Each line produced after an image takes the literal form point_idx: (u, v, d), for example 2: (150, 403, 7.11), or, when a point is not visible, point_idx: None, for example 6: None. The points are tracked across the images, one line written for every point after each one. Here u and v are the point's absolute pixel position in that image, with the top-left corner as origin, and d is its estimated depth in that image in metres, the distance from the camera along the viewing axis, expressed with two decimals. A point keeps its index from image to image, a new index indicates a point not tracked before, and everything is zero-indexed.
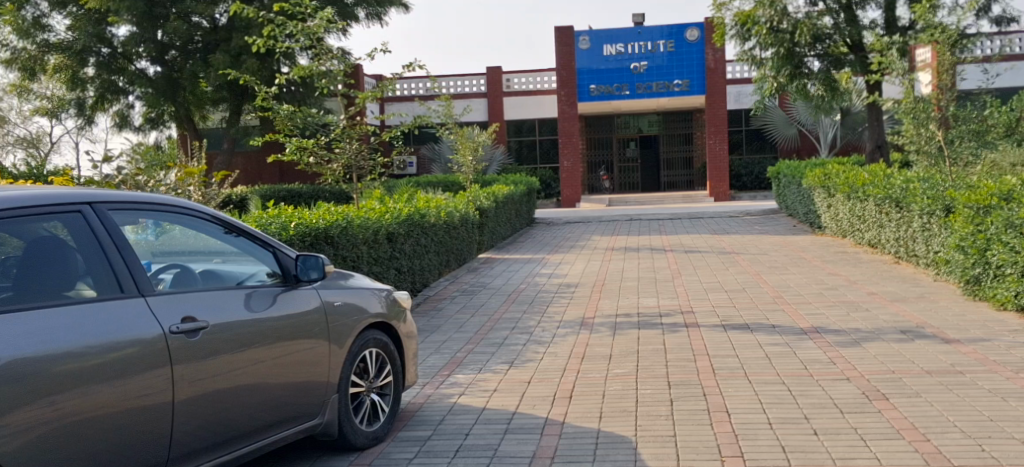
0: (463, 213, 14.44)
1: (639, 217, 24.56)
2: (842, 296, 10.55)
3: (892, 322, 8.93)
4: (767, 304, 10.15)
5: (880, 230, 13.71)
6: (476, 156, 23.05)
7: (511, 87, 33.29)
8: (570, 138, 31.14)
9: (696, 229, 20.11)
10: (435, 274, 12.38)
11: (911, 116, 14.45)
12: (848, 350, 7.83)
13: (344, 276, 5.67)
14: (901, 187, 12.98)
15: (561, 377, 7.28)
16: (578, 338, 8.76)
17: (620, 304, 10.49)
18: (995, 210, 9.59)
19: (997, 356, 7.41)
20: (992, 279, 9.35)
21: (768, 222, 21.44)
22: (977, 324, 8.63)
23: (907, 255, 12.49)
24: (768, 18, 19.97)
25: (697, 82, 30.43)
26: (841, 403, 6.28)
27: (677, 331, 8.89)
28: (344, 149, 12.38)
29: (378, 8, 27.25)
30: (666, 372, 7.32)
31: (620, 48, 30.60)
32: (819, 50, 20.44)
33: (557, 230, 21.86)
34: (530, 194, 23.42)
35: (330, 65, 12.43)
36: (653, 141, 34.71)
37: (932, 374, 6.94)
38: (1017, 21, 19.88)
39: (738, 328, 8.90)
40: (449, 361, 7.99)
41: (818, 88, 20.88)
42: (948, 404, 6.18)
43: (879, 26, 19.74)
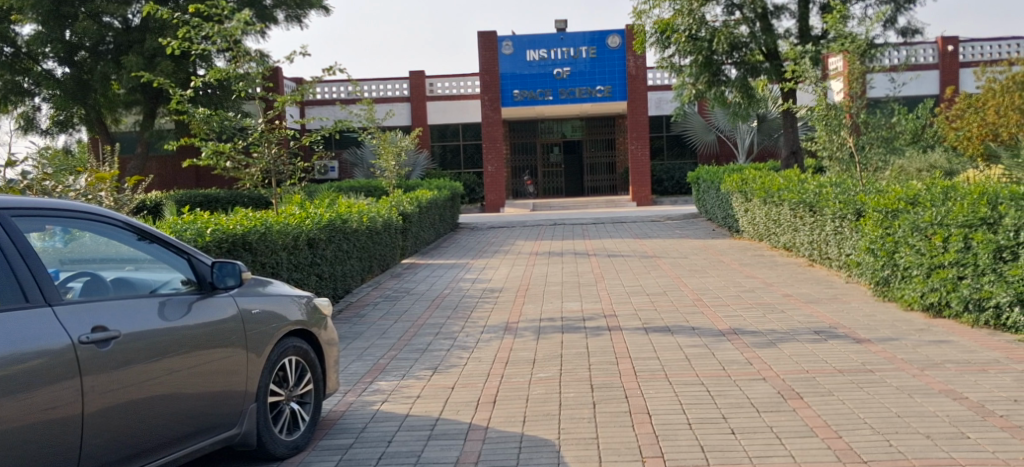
0: (386, 218, 14.32)
1: (562, 221, 24.74)
2: (759, 298, 10.79)
3: (806, 323, 9.19)
4: (687, 307, 10.32)
5: (795, 233, 14.09)
6: (399, 161, 22.88)
7: (433, 91, 33.21)
8: (493, 142, 31.22)
9: (619, 234, 20.35)
10: (357, 280, 12.26)
11: (824, 123, 14.78)
12: (763, 350, 8.02)
13: (263, 283, 5.56)
14: (814, 192, 13.36)
15: (484, 382, 7.29)
16: (502, 343, 8.78)
17: (545, 309, 10.55)
18: (901, 213, 9.95)
19: (904, 354, 7.69)
20: (900, 280, 9.71)
21: (689, 226, 21.85)
22: (886, 324, 8.94)
23: (821, 258, 12.87)
24: (687, 26, 20.32)
25: (619, 88, 30.77)
26: (757, 403, 6.42)
27: (599, 335, 8.98)
28: (263, 153, 12.19)
29: (298, 10, 26.84)
30: (589, 375, 7.39)
31: (543, 53, 30.78)
32: (736, 58, 20.93)
33: (481, 234, 21.86)
34: (454, 199, 23.37)
35: (247, 68, 12.17)
36: (577, 146, 35.02)
37: (844, 373, 7.14)
38: (921, 32, 20.64)
39: (660, 331, 9.03)
40: (372, 368, 7.92)
41: (735, 95, 21.54)
42: (859, 401, 6.37)
43: (793, 36, 20.23)
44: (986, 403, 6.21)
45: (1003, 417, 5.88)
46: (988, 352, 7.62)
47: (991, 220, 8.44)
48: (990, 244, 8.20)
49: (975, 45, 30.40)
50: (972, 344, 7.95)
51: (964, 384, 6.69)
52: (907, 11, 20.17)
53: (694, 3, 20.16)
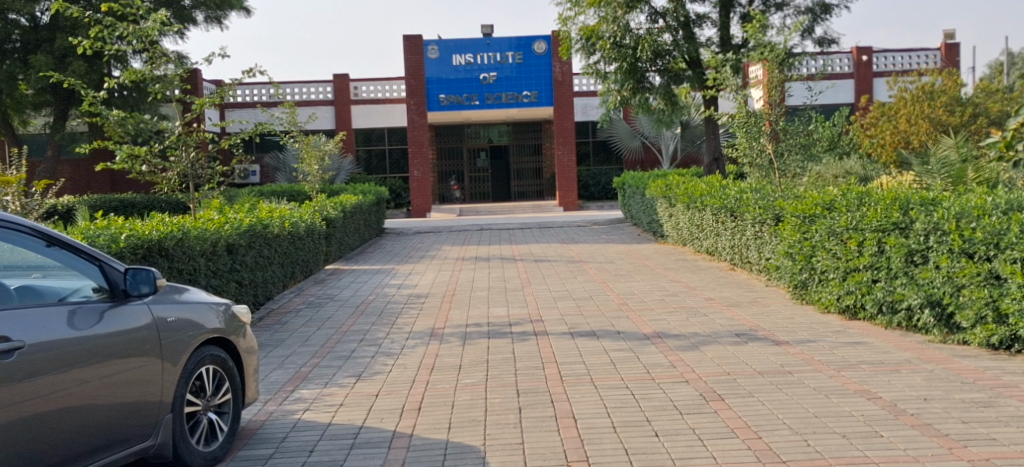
0: (309, 223, 14.12)
1: (489, 226, 24.73)
2: (682, 302, 10.95)
3: (728, 326, 9.35)
4: (612, 311, 10.39)
5: (716, 238, 14.35)
6: (322, 166, 22.57)
7: (358, 95, 32.91)
8: (419, 147, 31.08)
9: (545, 239, 20.43)
10: (279, 287, 12.03)
11: (744, 130, 15.15)
12: (687, 353, 8.13)
13: (179, 290, 5.40)
14: (735, 197, 13.64)
15: (409, 389, 7.21)
16: (427, 349, 8.72)
17: (471, 314, 10.50)
18: (817, 217, 10.21)
19: (822, 356, 7.87)
20: (818, 284, 9.98)
21: (614, 231, 22.07)
22: (804, 326, 9.15)
23: (741, 262, 13.12)
24: (612, 33, 20.56)
25: (545, 94, 30.94)
26: (680, 405, 6.49)
27: (525, 340, 8.98)
28: (181, 156, 11.88)
29: (218, 11, 26.25)
30: (515, 380, 7.38)
31: (469, 58, 30.76)
32: (660, 66, 21.23)
33: (406, 240, 21.69)
34: (379, 204, 23.16)
35: (165, 69, 11.86)
36: (503, 151, 35.08)
37: (764, 374, 7.29)
38: (837, 42, 21.23)
39: (585, 335, 9.07)
40: (294, 376, 7.77)
41: (659, 101, 21.88)
42: (778, 402, 6.50)
43: (715, 44, 20.57)
44: (899, 402, 6.39)
45: (915, 415, 6.06)
46: (900, 353, 7.85)
47: (903, 225, 8.66)
48: (902, 248, 8.44)
49: (887, 56, 31.44)
50: (886, 345, 8.18)
51: (878, 384, 6.88)
52: (823, 21, 20.74)
53: (619, 10, 20.36)
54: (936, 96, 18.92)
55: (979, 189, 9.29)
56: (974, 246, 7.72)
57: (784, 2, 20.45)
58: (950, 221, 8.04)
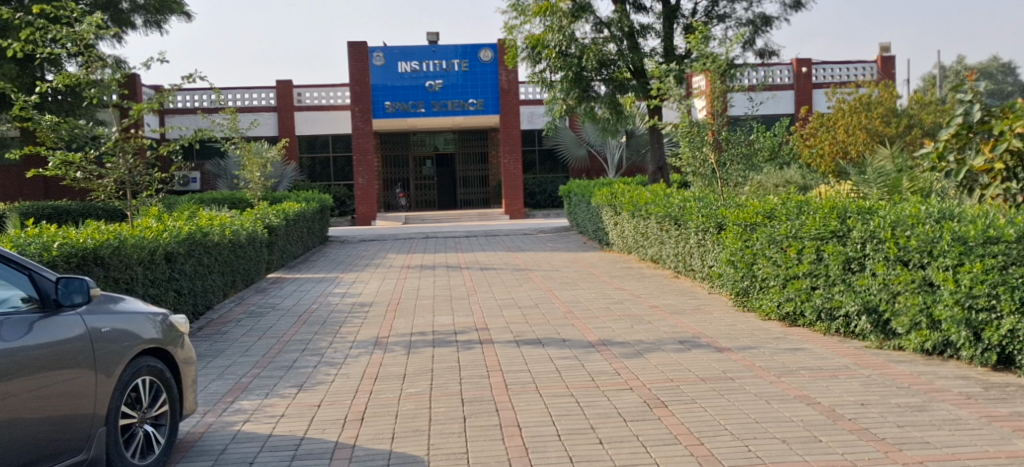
0: (250, 231, 13.90)
1: (435, 234, 24.64)
2: (627, 310, 11.00)
3: (672, 333, 9.43)
4: (558, 320, 10.40)
5: (661, 246, 14.49)
6: (264, 173, 22.26)
7: (302, 101, 32.57)
8: (364, 155, 30.89)
9: (491, 247, 20.43)
10: (219, 296, 11.83)
11: (688, 140, 15.43)
12: (631, 361, 8.18)
13: (114, 299, 5.27)
14: (678, 205, 13.78)
15: (352, 399, 7.13)
16: (371, 358, 8.64)
17: (416, 323, 10.43)
18: (758, 226, 10.38)
19: (762, 362, 7.99)
20: (758, 291, 10.15)
21: (560, 239, 22.15)
22: (746, 333, 9.28)
23: (685, 270, 13.26)
24: (557, 42, 20.70)
25: (491, 102, 30.98)
26: (624, 412, 6.53)
27: (470, 348, 8.94)
28: (118, 164, 11.66)
29: (158, 15, 25.76)
30: (460, 389, 7.35)
31: (414, 66, 30.66)
32: (605, 75, 21.37)
33: (350, 248, 21.49)
34: (323, 211, 22.93)
35: (101, 74, 11.60)
36: (449, 159, 35.00)
37: (706, 381, 7.36)
38: (777, 54, 21.61)
39: (531, 343, 9.08)
40: (234, 386, 7.64)
41: (604, 111, 22.03)
42: (720, 408, 6.57)
43: (659, 54, 20.77)
44: (837, 407, 6.50)
45: (852, 420, 6.17)
46: (838, 358, 8.00)
47: (841, 233, 8.82)
48: (840, 256, 8.62)
49: (826, 68, 32.14)
50: (825, 351, 8.32)
51: (817, 390, 6.99)
52: (764, 34, 21.09)
53: (564, 20, 20.53)
54: (874, 107, 19.34)
55: (913, 199, 9.51)
56: (908, 254, 7.87)
57: (727, 14, 20.76)
58: (885, 230, 8.20)
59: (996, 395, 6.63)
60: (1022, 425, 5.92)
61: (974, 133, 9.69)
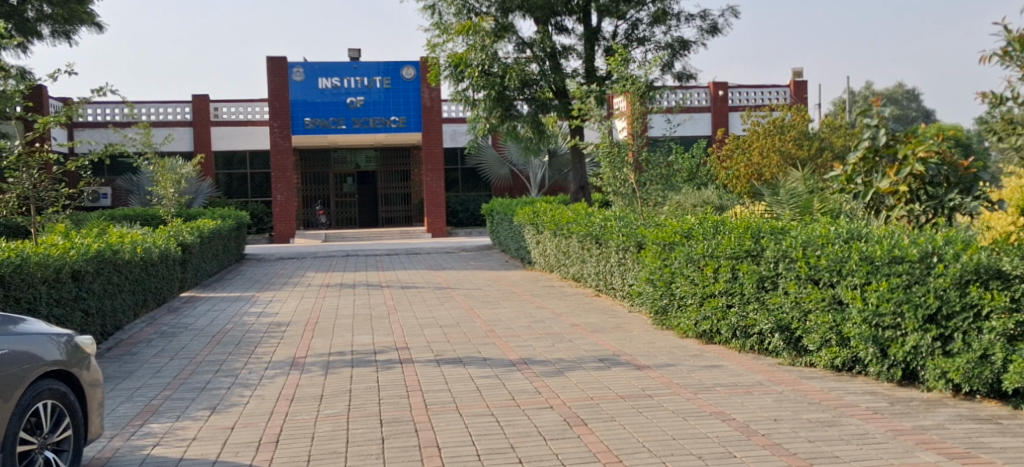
0: (163, 249, 13.54)
1: (356, 252, 24.40)
2: (548, 328, 11.04)
3: (592, 351, 9.49)
4: (479, 339, 10.37)
5: (582, 265, 14.60)
6: (179, 189, 21.73)
7: (218, 116, 31.97)
8: (283, 171, 30.47)
9: (412, 265, 20.31)
10: (129, 315, 11.46)
11: (609, 160, 15.53)
12: (552, 379, 8.20)
13: (14, 321, 5.08)
14: (600, 224, 13.92)
15: (267, 421, 6.97)
16: (287, 379, 8.47)
17: (334, 343, 10.28)
18: (677, 245, 10.54)
19: (680, 379, 8.09)
20: (677, 309, 10.30)
21: (483, 257, 22.15)
22: (664, 350, 9.40)
23: (606, 288, 13.37)
24: (480, 62, 20.74)
25: (413, 119, 30.91)
26: (544, 430, 6.54)
27: (390, 368, 8.85)
28: (21, 178, 11.25)
29: (66, 25, 25.00)
30: (379, 409, 7.25)
31: (335, 82, 30.36)
32: (527, 95, 21.43)
33: (268, 266, 21.09)
34: (240, 229, 22.47)
35: (4, 85, 11.21)
36: (370, 176, 34.73)
37: (625, 398, 7.42)
38: (695, 77, 22.08)
39: (452, 362, 9.02)
40: (143, 409, 7.40)
41: (526, 130, 22.14)
42: (638, 426, 6.63)
43: (581, 75, 21.00)
44: (750, 423, 6.63)
45: (765, 436, 6.29)
46: (753, 375, 8.16)
47: (754, 252, 9.04)
48: (754, 275, 8.82)
49: (742, 91, 32.98)
50: (740, 368, 8.48)
51: (732, 406, 7.12)
52: (683, 57, 21.52)
53: (487, 39, 20.65)
54: (786, 131, 19.86)
55: (823, 219, 9.78)
56: (819, 273, 8.09)
57: (646, 37, 21.14)
58: (797, 249, 8.43)
59: (901, 410, 6.84)
60: (926, 438, 6.11)
61: (881, 157, 10.03)
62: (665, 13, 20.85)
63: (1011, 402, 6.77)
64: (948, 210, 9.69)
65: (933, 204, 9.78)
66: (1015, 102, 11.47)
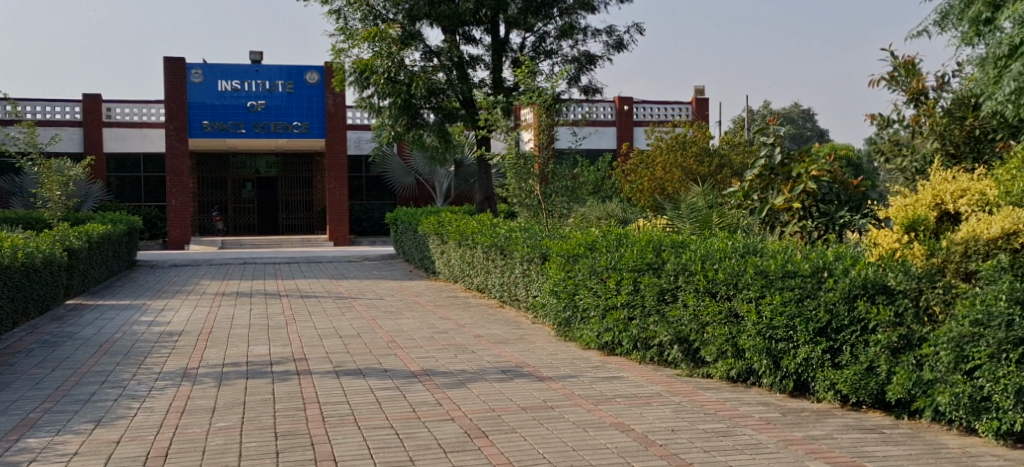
0: (46, 254, 12.94)
1: (253, 260, 23.81)
2: (451, 339, 10.96)
3: (494, 362, 9.45)
4: (380, 350, 10.20)
5: (486, 275, 14.59)
6: (66, 191, 20.82)
7: (111, 117, 30.77)
8: (178, 176, 29.68)
9: (313, 274, 19.93)
10: (8, 323, 10.89)
11: (515, 172, 15.64)
12: (453, 391, 8.12)
13: None
14: (504, 235, 13.94)
15: (155, 435, 6.70)
16: (178, 391, 8.16)
17: (229, 353, 9.98)
18: (580, 257, 10.61)
19: (580, 390, 8.13)
20: (579, 321, 10.37)
21: (386, 267, 21.91)
22: (566, 362, 9.44)
23: (510, 299, 13.38)
24: (386, 69, 20.56)
25: (316, 125, 30.43)
26: (444, 443, 6.45)
27: (287, 379, 8.63)
28: None
29: None
30: (274, 422, 7.04)
31: (236, 85, 29.64)
32: (433, 104, 21.39)
33: (161, 274, 20.38)
34: (131, 234, 21.67)
35: None
36: (271, 183, 34.02)
37: (526, 410, 7.40)
38: (601, 91, 22.37)
39: (350, 374, 8.86)
40: (19, 423, 7.02)
41: (433, 139, 22.04)
42: (539, 437, 6.61)
43: (488, 86, 21.05)
44: (649, 434, 6.69)
45: (663, 446, 6.36)
46: (652, 386, 8.26)
47: (655, 265, 9.18)
48: (655, 287, 8.95)
49: (647, 107, 33.65)
50: (640, 379, 8.58)
51: (631, 417, 7.18)
52: (589, 72, 21.80)
53: (394, 46, 20.50)
54: (688, 146, 20.29)
55: (722, 234, 10.01)
56: (716, 286, 8.26)
57: (553, 50, 21.35)
58: (696, 263, 8.60)
59: (793, 420, 7.01)
60: (815, 448, 6.28)
61: (776, 175, 10.31)
62: (573, 26, 21.08)
63: (895, 412, 7.02)
64: (839, 226, 10.03)
65: (825, 221, 10.13)
66: (900, 123, 12.01)
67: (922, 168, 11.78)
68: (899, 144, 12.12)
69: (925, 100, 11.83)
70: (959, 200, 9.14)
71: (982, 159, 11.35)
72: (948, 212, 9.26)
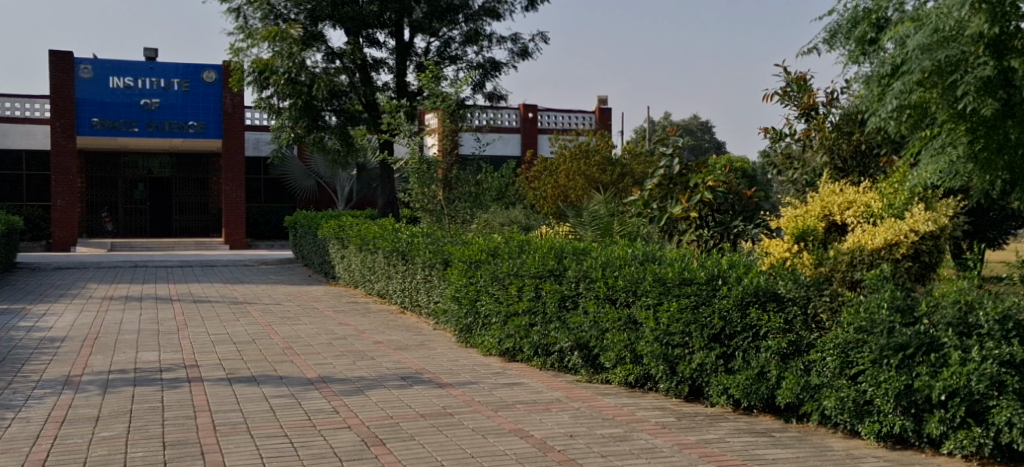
0: None
1: (144, 263, 23.01)
2: (349, 345, 10.79)
3: (394, 369, 9.36)
4: (276, 356, 9.97)
5: (387, 281, 14.45)
6: None
7: None
8: (65, 175, 28.47)
9: (208, 278, 19.37)
10: None
11: (418, 176, 15.64)
12: (351, 398, 7.99)
13: None
14: (406, 240, 13.84)
15: (31, 447, 6.38)
16: (58, 399, 7.79)
17: (115, 360, 9.60)
18: (482, 263, 10.60)
19: (480, 396, 8.11)
20: (481, 328, 10.37)
21: (283, 271, 21.47)
22: (467, 368, 9.41)
23: (410, 305, 13.28)
24: (286, 69, 20.05)
25: (213, 125, 29.66)
26: (340, 451, 6.34)
27: (177, 387, 8.35)
28: None
29: None
30: (161, 431, 6.79)
31: (128, 82, 28.69)
32: (336, 106, 21.07)
33: (44, 277, 19.49)
34: (11, 235, 20.65)
35: None
36: (165, 183, 32.97)
37: (425, 417, 7.34)
38: (505, 99, 22.46)
39: (244, 381, 8.63)
40: None
41: (334, 141, 21.77)
42: (437, 444, 6.56)
43: (392, 90, 20.92)
44: (547, 439, 6.73)
45: (561, 451, 6.39)
46: (552, 392, 8.30)
47: (556, 272, 9.25)
48: (556, 294, 9.03)
49: (551, 115, 33.98)
50: (540, 385, 8.62)
51: (530, 423, 7.20)
52: (494, 78, 21.87)
53: (295, 46, 19.88)
54: (591, 155, 20.56)
55: (622, 242, 10.15)
56: (616, 292, 8.37)
57: (458, 56, 21.32)
58: (597, 270, 8.70)
59: (687, 424, 7.15)
60: (708, 451, 6.42)
61: (674, 185, 10.58)
62: (478, 33, 21.13)
63: (784, 416, 7.23)
64: (733, 235, 10.31)
65: (720, 230, 10.39)
66: (791, 137, 12.44)
67: (811, 181, 12.16)
68: (791, 158, 12.52)
69: (815, 115, 12.28)
70: (846, 212, 9.54)
71: (867, 173, 11.88)
72: (835, 224, 9.61)
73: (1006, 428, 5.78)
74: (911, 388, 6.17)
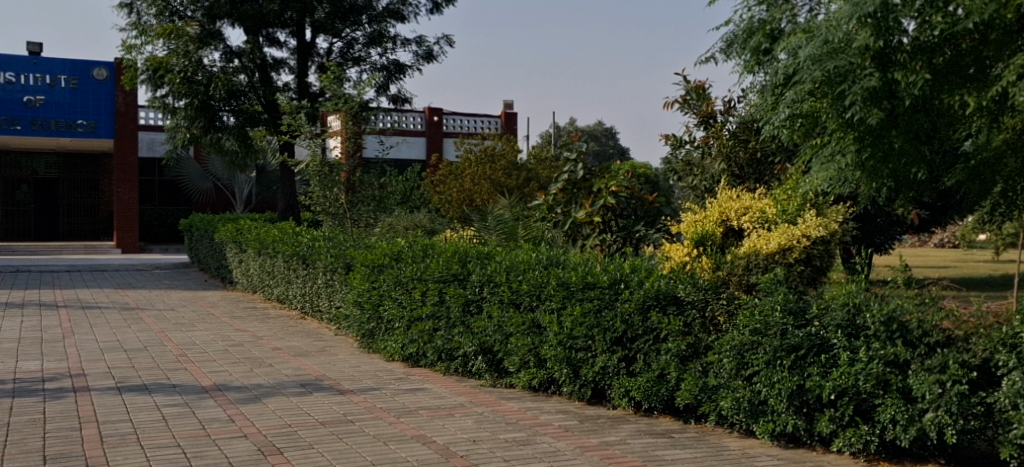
0: None
1: (29, 268, 21.97)
2: (247, 352, 10.50)
3: (292, 376, 9.15)
4: (168, 364, 9.63)
5: (287, 285, 14.15)
6: None
7: None
8: None
9: (98, 283, 18.61)
10: None
11: (319, 179, 15.39)
12: (247, 406, 7.78)
13: None
14: (308, 244, 13.58)
15: None
16: None
17: None
18: (385, 267, 10.46)
19: (382, 403, 8.00)
20: (383, 333, 10.23)
21: (179, 276, 20.81)
22: (369, 374, 9.27)
23: (312, 311, 13.02)
24: (182, 68, 19.78)
25: (104, 124, 28.66)
26: (235, 461, 6.15)
27: (60, 397, 7.97)
28: None
29: None
30: (42, 445, 6.47)
31: (9, 77, 27.19)
32: (234, 106, 20.49)
33: None
34: None
35: None
36: (51, 184, 31.59)
37: (324, 425, 7.20)
38: (409, 102, 22.30)
39: (134, 390, 8.30)
40: None
41: (232, 142, 21.09)
42: (337, 452, 6.44)
43: (292, 90, 20.57)
44: (450, 445, 6.68)
45: (463, 457, 6.35)
46: (455, 397, 8.25)
47: (460, 276, 9.22)
48: (460, 298, 9.00)
49: (456, 119, 33.87)
50: (444, 390, 8.55)
51: (432, 429, 7.13)
52: (398, 81, 21.69)
53: (190, 45, 19.72)
54: (497, 160, 20.54)
55: (526, 246, 10.16)
56: (520, 296, 8.38)
57: (362, 57, 21.01)
58: (501, 274, 8.70)
59: (589, 427, 7.20)
60: (609, 453, 6.48)
61: (578, 190, 10.76)
62: (381, 34, 20.77)
63: (683, 417, 7.38)
64: (635, 240, 10.48)
65: (622, 235, 10.54)
66: (691, 144, 12.69)
67: (710, 187, 12.43)
68: (690, 165, 12.79)
69: (713, 122, 12.57)
70: (743, 217, 9.72)
71: (762, 179, 12.23)
72: (732, 228, 9.82)
73: (890, 426, 6.05)
74: (803, 388, 6.37)
